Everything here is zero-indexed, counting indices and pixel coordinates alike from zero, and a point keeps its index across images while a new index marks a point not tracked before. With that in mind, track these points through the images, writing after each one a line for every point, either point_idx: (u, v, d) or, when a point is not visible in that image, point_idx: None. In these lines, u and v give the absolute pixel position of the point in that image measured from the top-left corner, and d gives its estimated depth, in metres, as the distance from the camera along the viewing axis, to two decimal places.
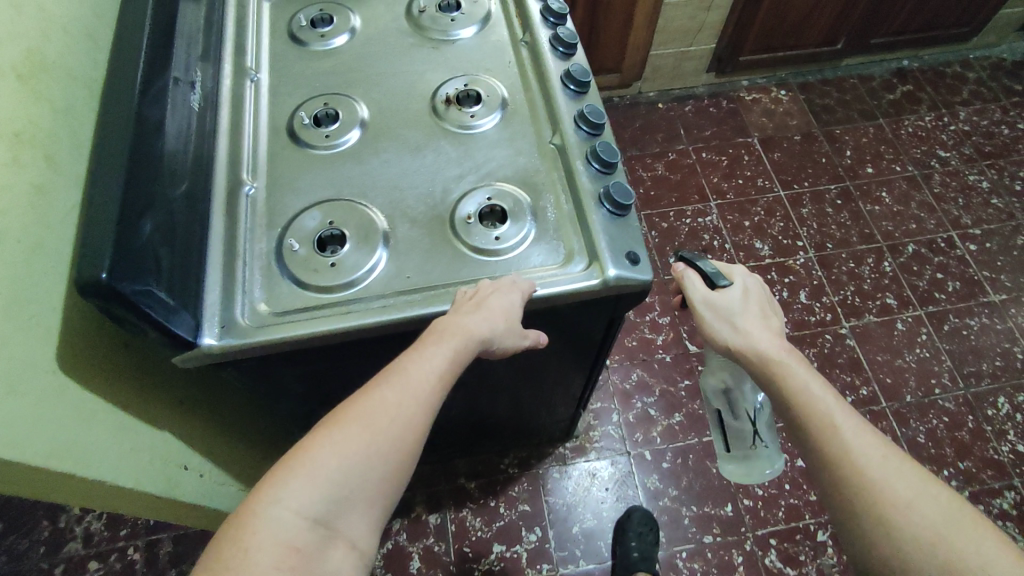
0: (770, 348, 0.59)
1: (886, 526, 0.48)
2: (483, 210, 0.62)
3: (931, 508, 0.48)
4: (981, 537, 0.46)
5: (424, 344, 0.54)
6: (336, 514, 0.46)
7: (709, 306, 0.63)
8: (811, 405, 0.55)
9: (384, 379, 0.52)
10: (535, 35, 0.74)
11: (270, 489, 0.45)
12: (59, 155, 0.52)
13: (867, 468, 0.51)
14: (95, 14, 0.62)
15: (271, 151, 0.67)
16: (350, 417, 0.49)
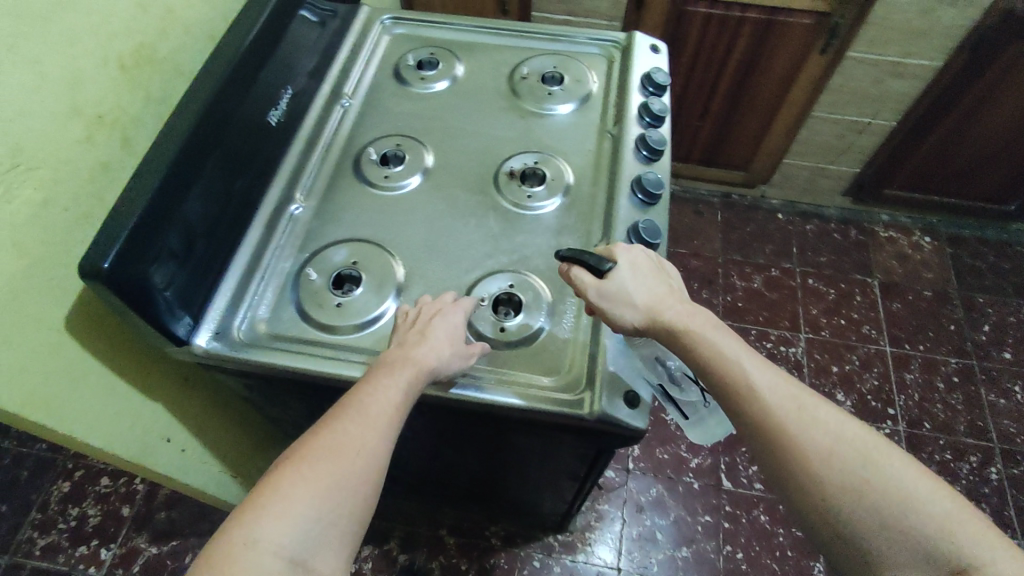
0: (678, 316, 0.53)
1: (825, 482, 0.45)
2: (500, 295, 0.60)
3: (860, 449, 0.45)
4: (907, 468, 0.45)
5: (377, 375, 0.51)
6: (316, 553, 0.43)
7: (603, 298, 0.54)
8: (729, 370, 0.50)
9: (341, 409, 0.49)
10: (624, 131, 0.71)
11: (241, 531, 0.42)
12: (134, 139, 0.58)
13: (799, 424, 0.47)
14: (221, 20, 0.68)
15: (332, 176, 0.69)
16: (316, 449, 0.46)
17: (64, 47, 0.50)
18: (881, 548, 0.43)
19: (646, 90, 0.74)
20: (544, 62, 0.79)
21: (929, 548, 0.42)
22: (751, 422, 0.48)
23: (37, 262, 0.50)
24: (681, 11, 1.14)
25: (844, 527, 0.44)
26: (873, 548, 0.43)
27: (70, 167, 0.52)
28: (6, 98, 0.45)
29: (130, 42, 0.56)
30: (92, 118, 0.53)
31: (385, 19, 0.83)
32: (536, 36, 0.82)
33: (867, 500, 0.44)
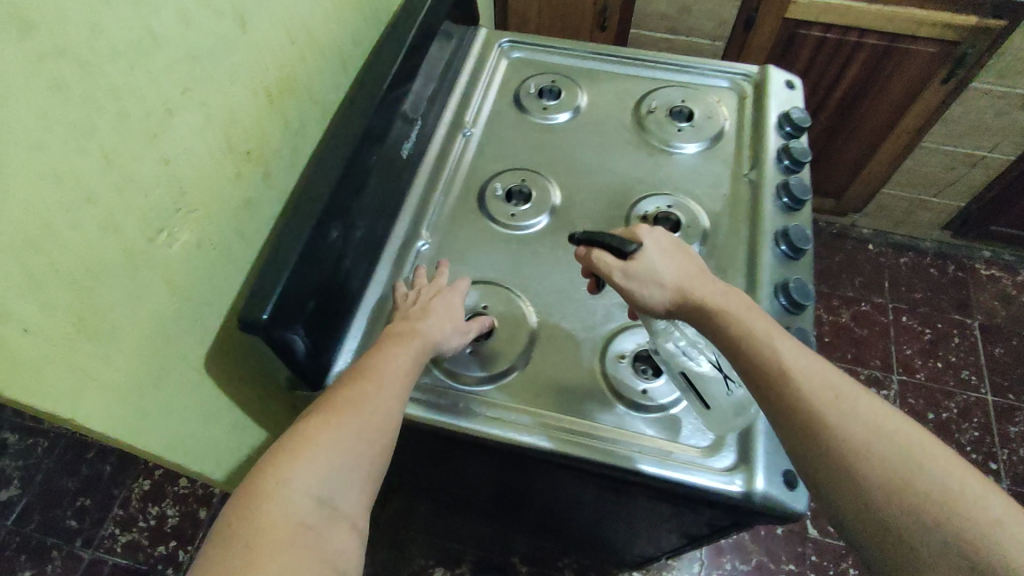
0: (705, 294, 0.51)
1: (858, 469, 0.41)
2: (640, 353, 0.58)
3: (900, 442, 0.41)
4: (956, 470, 0.40)
5: (387, 343, 0.52)
6: (339, 495, 0.43)
7: (628, 278, 0.53)
8: (760, 351, 0.47)
9: (357, 372, 0.50)
10: (763, 176, 0.67)
11: (270, 473, 0.42)
12: (274, 172, 0.56)
13: (837, 409, 0.43)
14: (353, 45, 0.67)
15: (456, 211, 0.67)
16: (337, 404, 0.47)
17: (227, 82, 0.48)
18: (916, 547, 0.39)
19: (783, 130, 0.70)
20: (671, 95, 0.75)
21: (968, 551, 0.37)
22: (781, 402, 0.45)
23: (186, 302, 0.49)
24: (794, 34, 1.08)
25: (878, 523, 0.40)
26: (907, 547, 0.39)
27: (219, 204, 0.50)
28: (177, 141, 0.44)
29: (277, 72, 0.54)
30: (243, 154, 0.52)
31: (504, 42, 0.81)
32: (660, 66, 0.78)
33: (901, 498, 0.39)
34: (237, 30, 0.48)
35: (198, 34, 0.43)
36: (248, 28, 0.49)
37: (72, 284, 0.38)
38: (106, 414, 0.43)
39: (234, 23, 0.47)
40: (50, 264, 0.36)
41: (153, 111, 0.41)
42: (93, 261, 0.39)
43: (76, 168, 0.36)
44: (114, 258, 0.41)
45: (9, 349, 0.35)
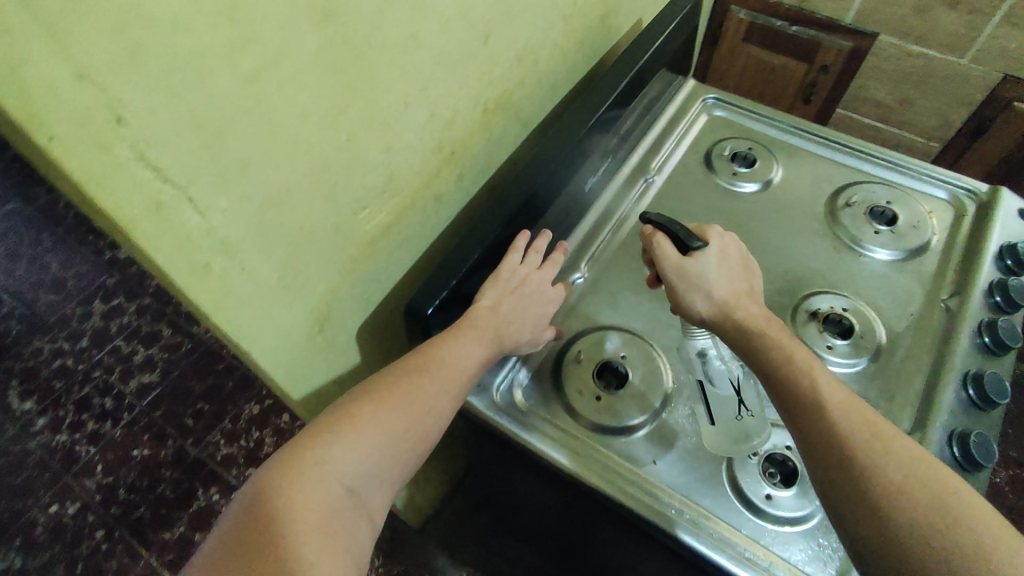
0: (752, 319, 0.51)
1: (890, 510, 0.39)
2: (774, 455, 0.54)
3: (932, 482, 0.40)
4: (986, 517, 0.38)
5: (460, 331, 0.52)
6: (368, 487, 0.43)
7: (680, 274, 0.54)
8: (795, 381, 0.46)
9: (420, 359, 0.49)
10: (964, 306, 0.60)
11: (312, 451, 0.42)
12: (468, 175, 0.60)
13: (874, 444, 0.41)
14: (568, 74, 0.69)
15: (619, 252, 0.67)
16: (391, 393, 0.46)
17: (459, 91, 0.51)
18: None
19: (1002, 262, 0.62)
20: (876, 192, 0.70)
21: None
22: (811, 438, 0.43)
23: (364, 276, 0.52)
24: None
25: (908, 567, 0.37)
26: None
27: (417, 196, 0.53)
28: (403, 134, 0.47)
29: (500, 89, 0.57)
30: (448, 154, 0.55)
31: (709, 97, 0.80)
32: (875, 159, 0.73)
33: (906, 515, 0.38)
34: (481, 45, 0.51)
35: (451, 44, 0.47)
36: (489, 44, 0.52)
37: (288, 242, 0.42)
38: (274, 358, 0.48)
39: (481, 39, 0.50)
40: (278, 222, 0.40)
41: (393, 105, 0.45)
42: (307, 227, 0.43)
43: (325, 146, 0.40)
44: (325, 223, 0.44)
45: (227, 284, 0.39)
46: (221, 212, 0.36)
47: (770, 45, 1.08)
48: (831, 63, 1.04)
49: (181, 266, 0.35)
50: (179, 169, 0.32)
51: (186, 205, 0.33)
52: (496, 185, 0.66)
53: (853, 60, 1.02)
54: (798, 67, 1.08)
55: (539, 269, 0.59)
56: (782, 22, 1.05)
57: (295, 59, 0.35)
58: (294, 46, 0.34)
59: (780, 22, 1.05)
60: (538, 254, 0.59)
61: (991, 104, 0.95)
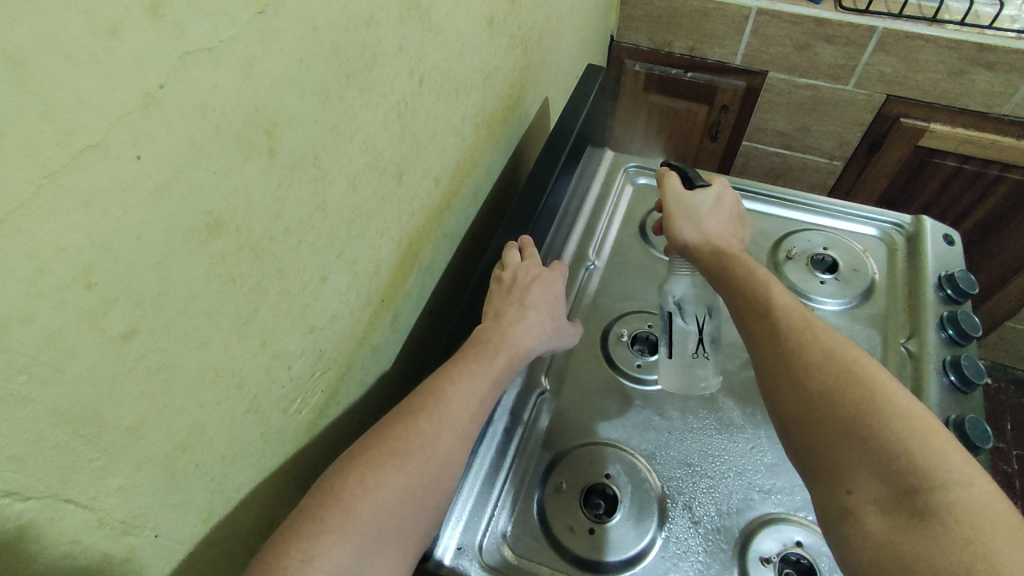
0: (727, 242, 0.56)
1: (810, 377, 0.42)
2: (787, 555, 0.50)
3: (856, 362, 0.42)
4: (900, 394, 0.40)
5: (459, 368, 0.47)
6: (369, 569, 0.37)
7: (676, 201, 0.62)
8: (754, 288, 0.50)
9: (412, 405, 0.44)
10: (924, 347, 0.60)
11: (298, 544, 0.35)
12: (402, 313, 0.54)
13: (806, 330, 0.45)
14: (487, 174, 0.65)
15: (577, 352, 0.63)
16: (383, 451, 0.40)
17: (379, 238, 0.46)
18: (848, 457, 0.39)
19: (943, 292, 0.63)
20: (812, 239, 0.70)
21: (885, 457, 0.37)
22: (759, 332, 0.47)
23: (305, 465, 0.45)
24: (924, 162, 1.02)
25: (816, 424, 0.41)
26: (840, 456, 0.39)
27: (352, 358, 0.47)
28: (325, 307, 0.41)
29: (422, 217, 0.53)
30: (378, 303, 0.49)
31: (630, 166, 0.79)
32: (803, 206, 0.73)
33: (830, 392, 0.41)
34: (395, 185, 0.46)
35: (362, 197, 0.42)
36: (404, 181, 0.47)
37: (208, 479, 0.34)
38: None
39: (395, 178, 0.46)
40: (192, 465, 0.33)
41: (309, 284, 0.39)
42: (229, 451, 0.35)
43: (236, 362, 0.34)
44: (250, 437, 0.37)
45: (136, 563, 0.31)
46: (114, 493, 0.28)
47: (669, 92, 1.10)
48: (730, 103, 1.07)
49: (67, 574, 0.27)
50: (43, 479, 0.24)
51: (61, 510, 0.26)
52: (434, 308, 0.61)
53: (750, 96, 1.05)
54: (700, 108, 1.10)
55: (523, 261, 0.56)
56: (676, 70, 1.07)
57: (181, 291, 0.28)
58: (178, 276, 0.28)
59: (675, 70, 1.07)
60: (518, 249, 0.57)
61: (880, 121, 1.00)
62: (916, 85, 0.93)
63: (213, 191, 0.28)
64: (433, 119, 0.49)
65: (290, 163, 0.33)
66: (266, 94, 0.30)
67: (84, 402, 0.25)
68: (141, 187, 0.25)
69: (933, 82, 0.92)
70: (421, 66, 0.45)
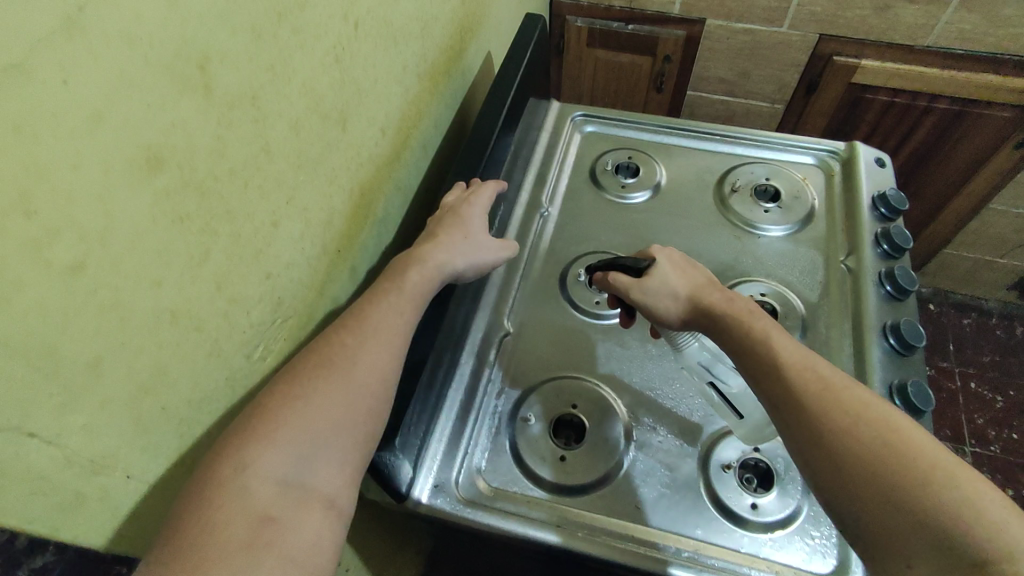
0: (720, 306, 0.50)
1: (843, 455, 0.38)
2: (746, 461, 0.53)
3: (889, 432, 0.38)
4: (943, 454, 0.37)
5: (383, 289, 0.48)
6: (306, 477, 0.38)
7: (639, 294, 0.54)
8: (760, 358, 0.45)
9: (333, 334, 0.44)
10: (862, 263, 0.64)
11: (227, 456, 0.36)
12: (361, 266, 0.55)
13: (828, 390, 0.41)
14: (434, 128, 0.66)
15: (537, 296, 0.65)
16: (304, 375, 0.41)
17: (329, 187, 0.46)
18: (904, 534, 0.35)
19: (877, 211, 0.67)
20: (754, 172, 0.73)
21: (943, 528, 0.34)
22: (778, 400, 0.43)
23: None
24: (859, 98, 1.06)
25: (863, 505, 0.37)
26: (890, 528, 0.35)
27: (313, 308, 0.48)
28: (279, 254, 0.41)
29: (371, 168, 0.53)
30: (334, 253, 0.49)
31: (577, 115, 0.80)
32: (744, 141, 0.76)
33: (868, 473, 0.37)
34: (340, 132, 0.46)
35: (307, 142, 0.42)
36: (348, 128, 0.47)
37: (176, 423, 0.35)
38: None
39: (338, 125, 0.46)
40: (158, 407, 0.33)
41: (260, 229, 0.39)
42: (195, 395, 0.36)
43: (192, 304, 0.34)
44: (215, 383, 0.38)
45: (109, 504, 0.32)
46: (79, 431, 0.28)
47: (613, 46, 1.11)
48: (672, 53, 1.09)
49: (39, 513, 0.28)
50: (4, 411, 0.25)
51: (26, 445, 0.26)
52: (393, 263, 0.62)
53: (690, 45, 1.07)
54: (644, 61, 1.12)
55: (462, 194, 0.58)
56: (617, 23, 1.08)
57: (126, 227, 0.28)
58: (122, 210, 0.28)
59: (616, 23, 1.08)
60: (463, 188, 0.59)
61: (815, 62, 1.03)
62: (847, 22, 0.96)
63: (149, 124, 0.28)
64: (373, 67, 0.49)
65: (228, 100, 0.33)
66: (194, 26, 0.30)
67: (38, 335, 0.25)
68: (74, 114, 0.25)
69: (861, 18, 0.95)
70: (355, 11, 0.45)
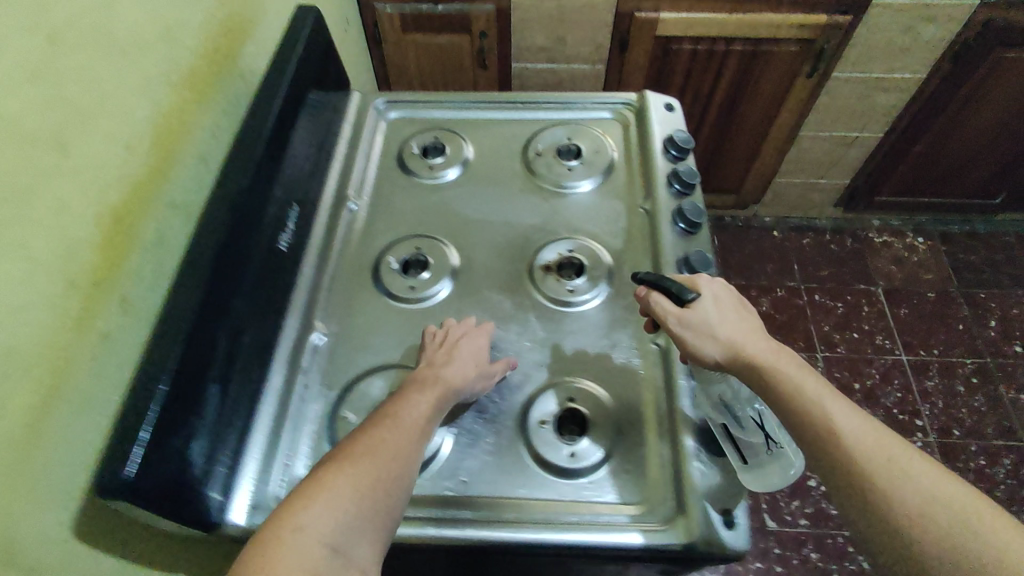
0: (756, 350, 0.50)
1: (903, 528, 0.40)
2: (562, 412, 0.55)
3: (947, 504, 0.40)
4: (1017, 541, 0.38)
5: (416, 384, 0.52)
6: (352, 541, 0.41)
7: (680, 324, 0.53)
8: (802, 414, 0.46)
9: (378, 416, 0.48)
10: (657, 204, 0.67)
11: (287, 520, 0.40)
12: (136, 294, 0.51)
13: (900, 481, 0.42)
14: (213, 137, 0.62)
15: (352, 293, 0.64)
16: (360, 448, 0.45)
17: (55, 218, 0.42)
18: None
19: (669, 154, 0.71)
20: (556, 134, 0.75)
21: None
22: (830, 463, 0.44)
23: (40, 473, 0.42)
24: (665, 50, 1.12)
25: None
26: None
27: (71, 350, 0.44)
28: None
29: (122, 190, 0.49)
30: (89, 288, 0.46)
31: (379, 104, 0.78)
32: (546, 105, 0.78)
33: (936, 545, 0.39)
34: (60, 157, 0.43)
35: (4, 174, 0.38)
36: (72, 152, 0.44)
37: None
38: None
39: (55, 150, 0.42)
40: None
41: None
42: None
43: None
44: None
45: None
46: None
47: (428, 29, 1.10)
48: (487, 29, 1.10)
49: None
50: None
51: None
52: None
53: (502, 18, 1.08)
54: (462, 40, 1.12)
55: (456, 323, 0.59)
56: (427, 5, 1.07)
57: None
58: None
59: (426, 5, 1.06)
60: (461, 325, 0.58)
61: (619, 20, 1.07)
62: None
63: None
64: (92, 81, 0.46)
65: None
66: None
67: None
68: None
69: None
70: (46, 23, 0.41)
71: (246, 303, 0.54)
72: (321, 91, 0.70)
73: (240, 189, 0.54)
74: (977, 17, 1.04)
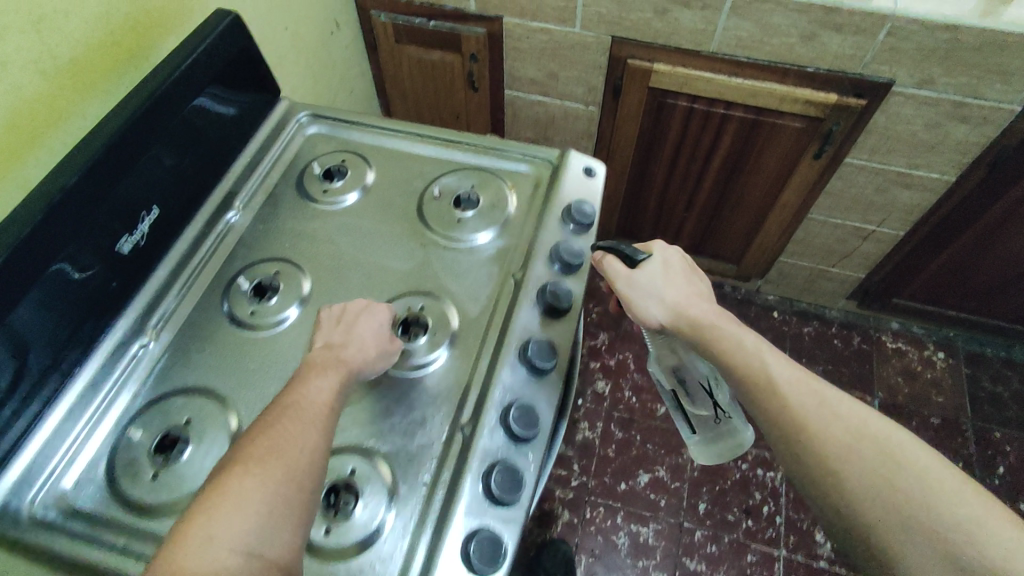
0: (699, 313, 0.62)
1: (829, 453, 0.53)
2: (337, 483, 0.51)
3: (878, 440, 0.52)
4: (914, 463, 0.50)
5: (314, 370, 0.51)
6: (271, 542, 0.40)
7: (630, 287, 0.64)
8: (747, 363, 0.58)
9: (276, 409, 0.47)
10: (528, 275, 0.62)
11: (192, 528, 0.39)
12: None
13: (820, 416, 0.54)
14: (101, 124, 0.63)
15: (197, 304, 0.63)
16: (262, 446, 0.44)
17: None
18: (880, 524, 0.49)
19: (568, 226, 0.66)
20: (461, 180, 0.71)
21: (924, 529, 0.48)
22: (769, 405, 0.56)
23: None
24: (661, 103, 1.04)
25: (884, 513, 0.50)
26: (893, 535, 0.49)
27: None
28: None
29: None
30: None
31: (302, 117, 0.78)
32: (465, 146, 0.74)
33: (851, 467, 0.51)
34: None
35: None
36: None
37: None
38: None
39: None
40: None
41: None
42: None
43: None
44: None
45: None
46: None
47: (421, 43, 1.08)
48: (477, 51, 1.07)
49: None
50: None
51: None
52: None
53: (493, 43, 1.05)
54: (453, 59, 1.09)
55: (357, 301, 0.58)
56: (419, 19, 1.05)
57: None
58: None
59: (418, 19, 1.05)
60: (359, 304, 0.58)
61: (613, 65, 1.01)
62: (633, 25, 0.94)
63: None
64: None
65: None
66: None
67: None
68: None
69: (645, 21, 0.93)
70: None
71: (58, 301, 0.53)
72: (222, 90, 0.68)
73: (70, 184, 0.52)
74: (1018, 126, 0.89)
